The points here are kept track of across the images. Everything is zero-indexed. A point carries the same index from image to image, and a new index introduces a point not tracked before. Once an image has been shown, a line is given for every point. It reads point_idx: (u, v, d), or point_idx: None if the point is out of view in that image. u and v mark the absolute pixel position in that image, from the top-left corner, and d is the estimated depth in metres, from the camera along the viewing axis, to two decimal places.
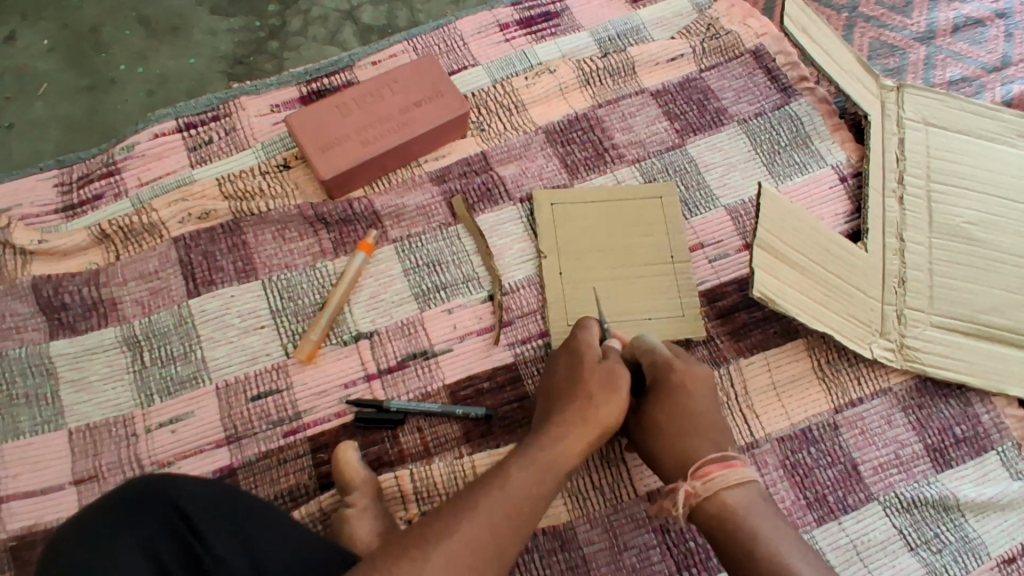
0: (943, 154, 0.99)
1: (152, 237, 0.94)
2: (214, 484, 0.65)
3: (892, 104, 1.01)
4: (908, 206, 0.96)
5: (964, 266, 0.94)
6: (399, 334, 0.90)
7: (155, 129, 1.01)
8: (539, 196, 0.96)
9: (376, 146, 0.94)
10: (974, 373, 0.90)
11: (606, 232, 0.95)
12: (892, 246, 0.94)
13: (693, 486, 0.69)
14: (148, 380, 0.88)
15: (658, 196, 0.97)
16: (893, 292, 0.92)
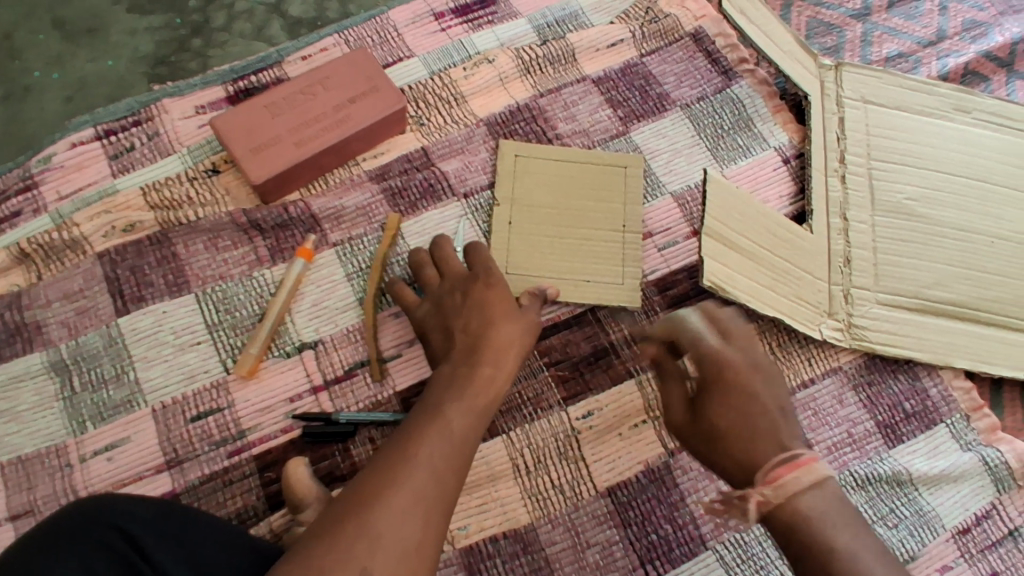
0: (883, 131, 1.00)
1: (76, 253, 0.89)
2: (157, 501, 0.65)
3: (831, 84, 1.02)
4: (850, 185, 0.97)
5: (907, 242, 0.95)
6: (345, 342, 0.87)
7: (72, 138, 0.94)
8: (505, 146, 0.96)
9: (311, 147, 0.90)
10: (922, 348, 0.91)
11: (565, 190, 0.95)
12: (835, 226, 0.95)
13: (765, 494, 0.61)
14: (80, 407, 0.83)
15: (624, 166, 0.96)
16: (838, 269, 0.93)
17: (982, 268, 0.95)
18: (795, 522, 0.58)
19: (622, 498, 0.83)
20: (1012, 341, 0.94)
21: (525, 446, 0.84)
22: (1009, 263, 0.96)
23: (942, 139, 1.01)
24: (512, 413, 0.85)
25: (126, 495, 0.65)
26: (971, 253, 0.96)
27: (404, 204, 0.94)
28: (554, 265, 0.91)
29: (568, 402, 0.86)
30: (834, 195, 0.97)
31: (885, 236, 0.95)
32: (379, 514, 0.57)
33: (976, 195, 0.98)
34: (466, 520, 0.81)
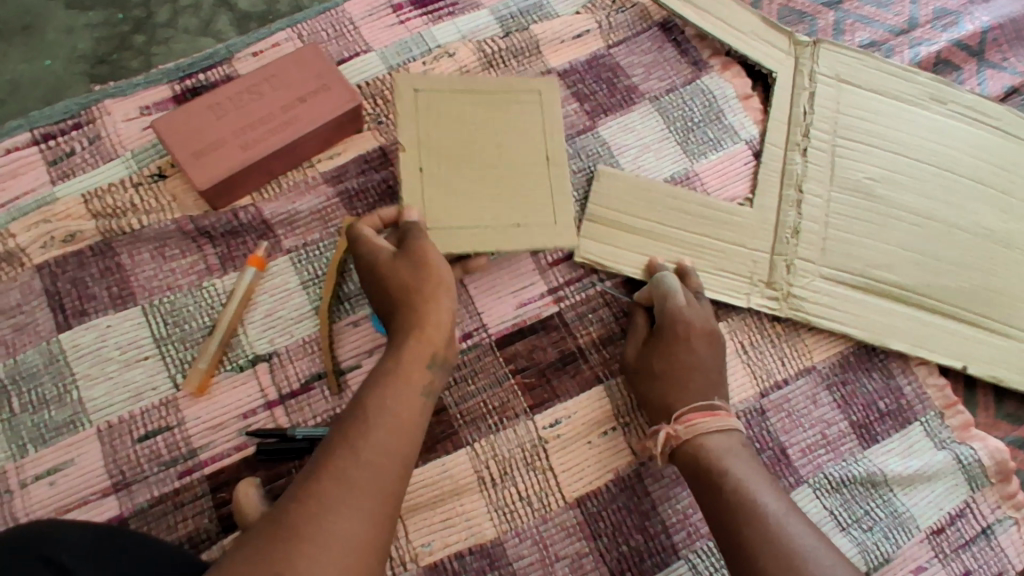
0: (854, 111, 0.99)
1: (12, 266, 0.84)
2: (96, 526, 0.63)
3: (807, 58, 1.01)
4: (808, 160, 0.96)
5: (863, 224, 0.93)
6: (301, 354, 0.83)
7: (6, 143, 0.89)
8: (402, 77, 0.85)
9: (258, 149, 0.85)
10: (862, 326, 0.89)
11: (475, 128, 0.85)
12: (790, 199, 0.93)
13: (676, 428, 0.75)
14: (19, 429, 0.78)
15: (543, 102, 0.88)
16: (785, 241, 0.92)
17: (937, 259, 0.93)
18: (699, 459, 0.72)
19: (591, 509, 0.80)
20: (967, 336, 0.92)
21: (490, 457, 0.81)
22: (968, 260, 0.94)
23: (908, 130, 0.99)
24: (477, 423, 0.82)
25: (62, 521, 0.62)
26: (927, 242, 0.94)
27: (361, 207, 0.90)
28: (465, 212, 0.82)
29: (535, 410, 0.83)
30: (793, 167, 0.95)
31: (841, 215, 0.93)
32: (322, 517, 0.55)
33: (937, 188, 0.97)
34: (429, 536, 0.78)
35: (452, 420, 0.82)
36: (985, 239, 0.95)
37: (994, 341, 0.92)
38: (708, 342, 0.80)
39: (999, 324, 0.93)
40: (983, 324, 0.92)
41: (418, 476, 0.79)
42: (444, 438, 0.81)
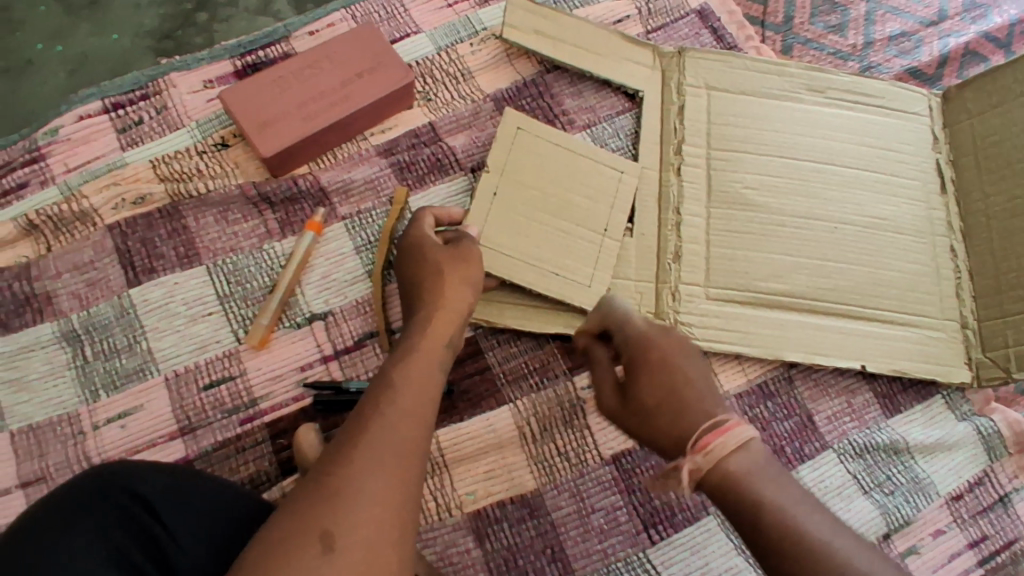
0: (840, 119, 0.98)
1: (86, 225, 0.89)
2: (175, 467, 0.64)
3: (674, 71, 0.99)
4: (755, 119, 0.97)
5: (762, 195, 0.94)
6: (355, 313, 0.89)
7: (79, 111, 0.94)
8: (509, 116, 0.91)
9: (318, 122, 0.90)
10: (753, 342, 0.88)
11: (554, 185, 0.90)
12: (721, 159, 0.95)
13: (696, 460, 0.56)
14: (92, 376, 0.84)
15: (619, 173, 0.92)
16: (723, 197, 0.93)
17: (859, 251, 0.93)
18: (725, 495, 0.54)
19: (626, 465, 0.85)
20: (885, 340, 0.90)
21: (531, 415, 0.86)
22: (904, 263, 0.93)
23: (868, 114, 0.99)
24: (519, 382, 0.87)
25: (141, 462, 0.63)
26: (863, 230, 0.94)
27: (412, 178, 0.95)
28: (524, 248, 0.87)
29: (574, 372, 0.88)
30: (728, 116, 0.97)
31: (771, 184, 0.94)
32: (362, 472, 0.52)
33: (878, 184, 0.96)
34: (473, 486, 0.82)
35: (496, 378, 0.87)
36: (904, 235, 0.94)
37: (933, 341, 0.91)
38: (683, 352, 0.66)
39: (938, 322, 0.92)
40: (913, 321, 0.91)
41: (464, 430, 0.84)
42: (489, 395, 0.86)
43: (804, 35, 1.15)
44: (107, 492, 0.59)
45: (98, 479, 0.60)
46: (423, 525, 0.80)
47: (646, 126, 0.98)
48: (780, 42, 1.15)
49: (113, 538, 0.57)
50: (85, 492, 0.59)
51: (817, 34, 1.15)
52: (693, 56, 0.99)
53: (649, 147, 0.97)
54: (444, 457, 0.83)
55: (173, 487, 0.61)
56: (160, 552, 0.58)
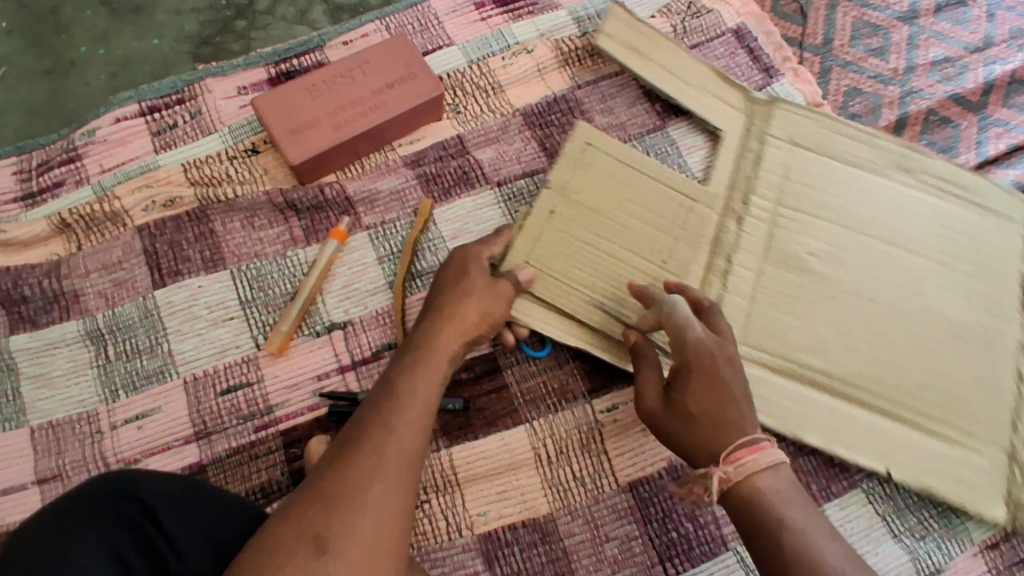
0: (907, 201, 0.94)
1: (115, 226, 0.90)
2: (189, 479, 0.64)
3: (757, 118, 0.97)
4: (821, 182, 0.94)
5: (821, 263, 0.89)
6: (374, 324, 0.88)
7: (117, 113, 0.96)
8: (581, 129, 0.92)
9: (348, 130, 0.90)
10: (789, 417, 0.82)
11: (614, 206, 0.89)
12: (782, 218, 0.91)
13: (726, 471, 0.67)
14: (113, 375, 0.84)
15: (689, 201, 0.91)
16: (777, 255, 0.89)
17: (909, 341, 0.87)
18: (750, 503, 0.65)
19: (643, 494, 0.82)
20: (921, 443, 0.83)
21: (548, 436, 0.84)
22: (952, 361, 0.87)
23: (942, 200, 0.95)
24: (537, 403, 0.85)
25: (158, 471, 0.63)
26: (914, 315, 0.88)
27: (438, 191, 0.95)
28: (579, 270, 0.85)
29: (593, 395, 0.86)
30: (800, 176, 0.94)
31: (828, 252, 0.90)
32: (344, 509, 0.55)
33: (936, 273, 0.91)
34: (485, 506, 0.81)
35: (513, 397, 0.85)
36: (963, 336, 0.89)
37: (976, 463, 0.83)
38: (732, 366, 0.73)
39: (983, 441, 0.84)
40: (960, 438, 0.84)
41: (478, 450, 0.83)
42: (505, 414, 0.85)
43: (845, 57, 1.12)
44: (120, 499, 0.59)
45: (113, 484, 0.60)
46: (432, 544, 0.79)
47: (719, 168, 0.94)
48: (820, 63, 1.12)
49: (119, 547, 0.57)
50: (99, 497, 0.59)
51: (858, 57, 1.12)
52: (786, 109, 0.97)
53: (714, 180, 0.94)
54: (456, 475, 0.82)
55: (184, 500, 0.61)
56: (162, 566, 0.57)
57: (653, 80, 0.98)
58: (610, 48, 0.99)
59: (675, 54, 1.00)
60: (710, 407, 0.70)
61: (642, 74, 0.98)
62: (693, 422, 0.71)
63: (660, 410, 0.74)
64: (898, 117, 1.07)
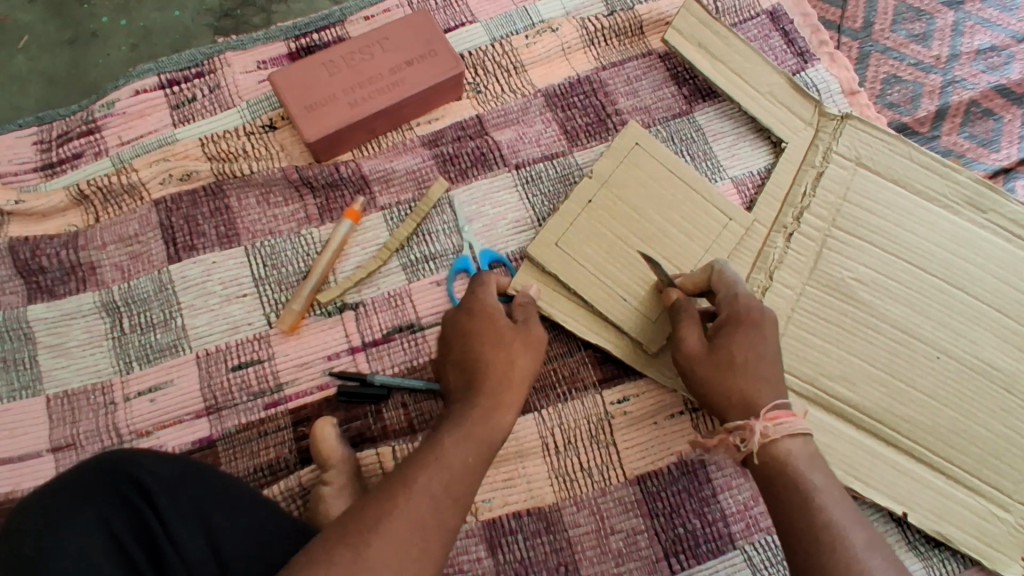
0: (963, 235, 0.91)
1: (133, 199, 0.90)
2: (183, 462, 0.64)
3: (827, 134, 0.95)
4: (882, 207, 0.91)
5: (863, 290, 0.88)
6: (385, 305, 0.88)
7: (136, 85, 0.95)
8: (631, 129, 0.91)
9: (365, 108, 0.89)
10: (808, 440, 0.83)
11: (649, 204, 0.89)
12: (833, 243, 0.90)
13: (766, 427, 0.65)
14: (127, 348, 0.85)
15: (728, 218, 0.90)
16: (822, 278, 0.89)
17: (946, 386, 0.86)
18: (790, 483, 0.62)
19: (651, 488, 0.81)
20: (936, 488, 0.83)
21: (556, 425, 0.83)
22: (988, 410, 0.85)
23: (1009, 244, 0.91)
24: (546, 390, 0.84)
25: (152, 453, 0.64)
26: (954, 360, 0.87)
27: (454, 171, 0.93)
28: (602, 265, 0.86)
29: (605, 385, 0.85)
30: (856, 196, 0.92)
31: (877, 282, 0.89)
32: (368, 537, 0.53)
33: (989, 322, 0.88)
34: (490, 493, 0.80)
35: None
36: (1001, 388, 0.86)
37: (994, 518, 0.83)
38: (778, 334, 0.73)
39: (1005, 501, 0.83)
40: (982, 490, 0.84)
41: None
42: None
43: (884, 43, 1.07)
44: (113, 483, 0.60)
45: (106, 468, 0.61)
46: None
47: (775, 180, 0.93)
48: (857, 49, 1.07)
49: (115, 531, 0.59)
50: (95, 481, 0.60)
51: (899, 42, 1.06)
52: (854, 127, 0.94)
53: (766, 199, 0.93)
54: None
55: (176, 485, 0.62)
56: (158, 552, 0.58)
57: (711, 73, 0.95)
58: (675, 39, 0.96)
59: (735, 49, 0.96)
60: (752, 363, 0.69)
61: (699, 67, 0.95)
62: (736, 372, 0.69)
63: (698, 359, 0.72)
64: (938, 107, 1.02)
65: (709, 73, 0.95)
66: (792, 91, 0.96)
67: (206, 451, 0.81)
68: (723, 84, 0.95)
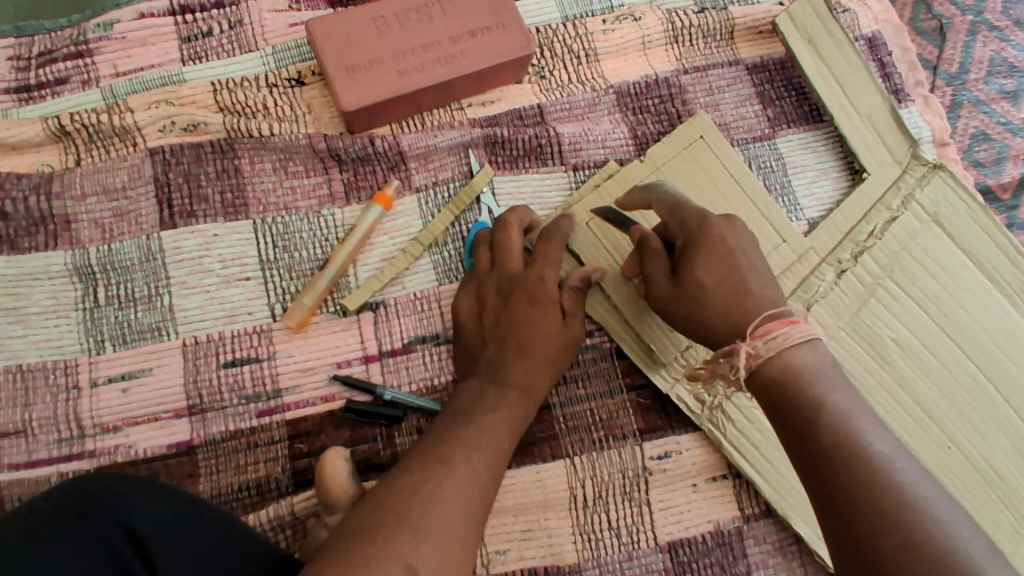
0: (1015, 331, 0.80)
1: (124, 144, 0.76)
2: (174, 492, 0.52)
3: (913, 179, 0.83)
4: (942, 271, 0.81)
5: (898, 354, 0.78)
6: (410, 310, 0.76)
7: (141, 7, 0.79)
8: (699, 119, 0.82)
9: (416, 79, 0.75)
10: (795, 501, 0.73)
11: (698, 203, 0.80)
12: (881, 295, 0.79)
13: (753, 347, 0.58)
14: (100, 324, 0.72)
15: (784, 240, 0.80)
16: (859, 327, 0.78)
17: (952, 484, 0.76)
18: (786, 384, 0.56)
19: (682, 558, 0.73)
20: None
21: (588, 477, 0.74)
22: (991, 524, 0.75)
23: None
24: (580, 434, 0.75)
25: (133, 478, 0.52)
26: (969, 461, 0.76)
27: (502, 156, 0.81)
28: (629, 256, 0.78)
29: (645, 436, 0.76)
30: (917, 251, 0.81)
31: (914, 350, 0.78)
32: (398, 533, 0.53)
33: (1018, 433, 0.77)
34: (506, 544, 0.72)
35: (554, 422, 0.75)
36: (1007, 507, 0.76)
37: None
38: (747, 240, 0.66)
39: None
40: None
41: (508, 479, 0.73)
42: (542, 442, 0.75)
43: (977, 94, 0.97)
44: (86, 519, 0.48)
45: (76, 499, 0.49)
46: None
47: (844, 211, 0.83)
48: (949, 95, 0.97)
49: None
50: (61, 514, 0.48)
51: (990, 97, 0.97)
52: (942, 180, 0.83)
53: (829, 230, 0.83)
54: None
55: (169, 521, 0.50)
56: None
57: (812, 74, 0.86)
58: (785, 27, 0.87)
59: (845, 55, 0.86)
60: (724, 291, 0.62)
61: (801, 65, 0.87)
62: (706, 298, 0.63)
63: (671, 295, 0.65)
64: (1021, 174, 0.95)
65: (811, 77, 0.86)
66: (892, 122, 0.85)
67: (185, 459, 0.70)
68: (822, 92, 0.86)
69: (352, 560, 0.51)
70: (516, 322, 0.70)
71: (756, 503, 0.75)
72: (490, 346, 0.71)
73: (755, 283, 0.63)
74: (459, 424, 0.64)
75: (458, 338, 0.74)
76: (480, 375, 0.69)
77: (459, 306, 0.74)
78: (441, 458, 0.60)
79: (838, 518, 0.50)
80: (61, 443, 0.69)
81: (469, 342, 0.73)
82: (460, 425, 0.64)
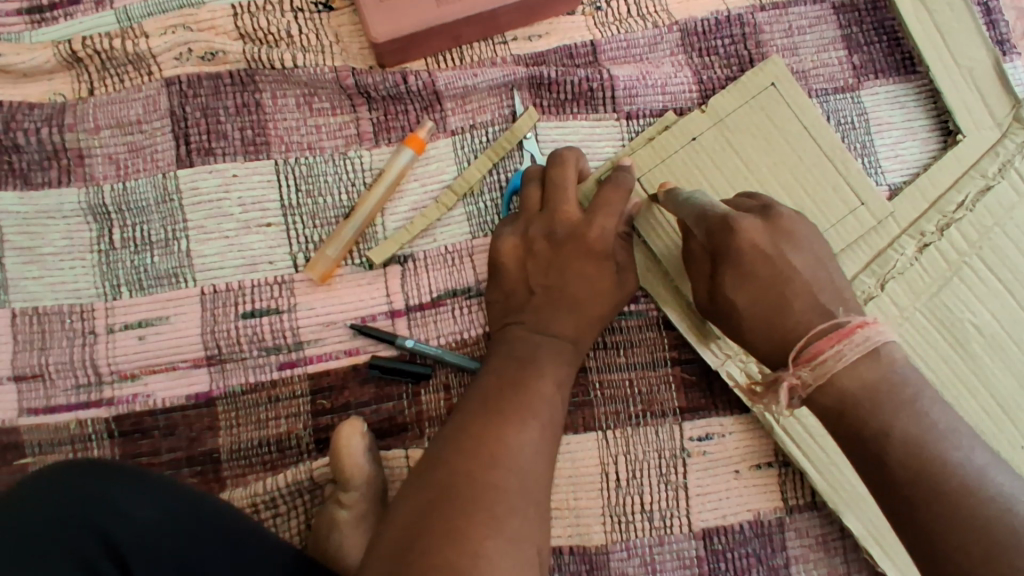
0: None
1: (139, 72, 0.70)
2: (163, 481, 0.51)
3: (1015, 143, 0.72)
4: None
5: (978, 342, 0.69)
6: (440, 264, 0.71)
7: None
8: (771, 64, 0.72)
9: (455, 9, 0.67)
10: (842, 492, 0.67)
11: (765, 160, 0.71)
12: (966, 275, 0.70)
13: (801, 376, 0.51)
14: (117, 267, 0.69)
15: (862, 204, 0.70)
16: (936, 310, 0.69)
17: None
18: (849, 410, 0.49)
19: (716, 546, 0.69)
20: None
21: (621, 454, 0.70)
22: None
23: None
24: (616, 407, 0.70)
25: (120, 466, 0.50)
26: None
27: (548, 99, 0.73)
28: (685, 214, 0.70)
29: (686, 415, 0.70)
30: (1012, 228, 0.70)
31: (998, 338, 0.69)
32: (500, 505, 0.49)
33: None
34: None
35: (589, 389, 0.70)
36: None
37: None
38: (782, 235, 0.57)
39: None
40: None
41: None
42: (575, 414, 0.70)
43: None
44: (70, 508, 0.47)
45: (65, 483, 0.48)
46: None
47: (932, 175, 0.73)
48: None
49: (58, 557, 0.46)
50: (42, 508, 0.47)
51: None
52: None
53: (914, 196, 0.73)
54: None
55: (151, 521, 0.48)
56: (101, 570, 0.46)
57: (907, 15, 0.75)
58: None
59: None
60: (762, 310, 0.56)
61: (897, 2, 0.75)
62: (747, 320, 0.56)
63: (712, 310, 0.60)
64: None
65: (907, 16, 0.75)
66: (994, 75, 0.73)
67: (203, 411, 0.68)
68: (918, 34, 0.75)
69: (474, 547, 0.46)
70: (567, 275, 0.65)
71: (801, 494, 0.70)
72: (536, 296, 0.65)
73: (794, 290, 0.55)
74: (519, 379, 0.59)
75: (495, 281, 0.68)
76: (523, 325, 0.64)
77: (500, 248, 0.67)
78: (514, 423, 0.55)
79: (922, 542, 0.43)
80: (79, 390, 0.67)
81: (509, 288, 0.67)
82: (516, 381, 0.59)
